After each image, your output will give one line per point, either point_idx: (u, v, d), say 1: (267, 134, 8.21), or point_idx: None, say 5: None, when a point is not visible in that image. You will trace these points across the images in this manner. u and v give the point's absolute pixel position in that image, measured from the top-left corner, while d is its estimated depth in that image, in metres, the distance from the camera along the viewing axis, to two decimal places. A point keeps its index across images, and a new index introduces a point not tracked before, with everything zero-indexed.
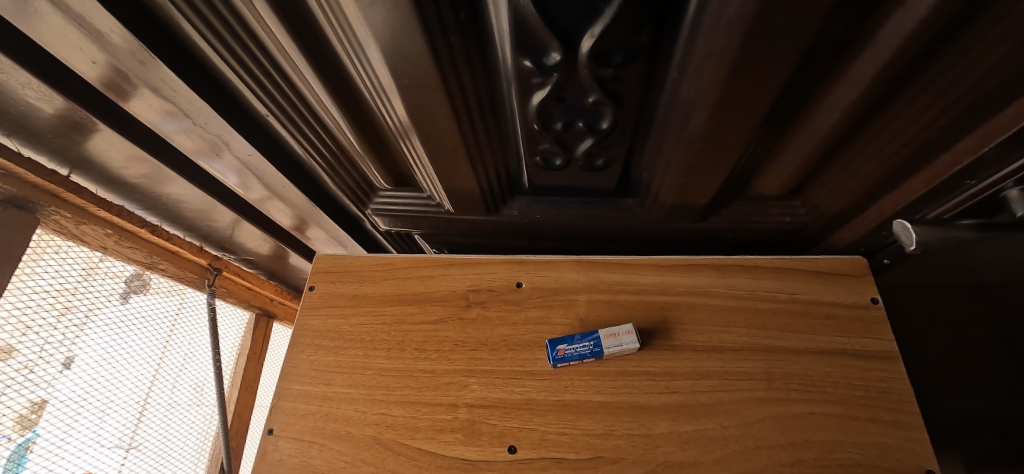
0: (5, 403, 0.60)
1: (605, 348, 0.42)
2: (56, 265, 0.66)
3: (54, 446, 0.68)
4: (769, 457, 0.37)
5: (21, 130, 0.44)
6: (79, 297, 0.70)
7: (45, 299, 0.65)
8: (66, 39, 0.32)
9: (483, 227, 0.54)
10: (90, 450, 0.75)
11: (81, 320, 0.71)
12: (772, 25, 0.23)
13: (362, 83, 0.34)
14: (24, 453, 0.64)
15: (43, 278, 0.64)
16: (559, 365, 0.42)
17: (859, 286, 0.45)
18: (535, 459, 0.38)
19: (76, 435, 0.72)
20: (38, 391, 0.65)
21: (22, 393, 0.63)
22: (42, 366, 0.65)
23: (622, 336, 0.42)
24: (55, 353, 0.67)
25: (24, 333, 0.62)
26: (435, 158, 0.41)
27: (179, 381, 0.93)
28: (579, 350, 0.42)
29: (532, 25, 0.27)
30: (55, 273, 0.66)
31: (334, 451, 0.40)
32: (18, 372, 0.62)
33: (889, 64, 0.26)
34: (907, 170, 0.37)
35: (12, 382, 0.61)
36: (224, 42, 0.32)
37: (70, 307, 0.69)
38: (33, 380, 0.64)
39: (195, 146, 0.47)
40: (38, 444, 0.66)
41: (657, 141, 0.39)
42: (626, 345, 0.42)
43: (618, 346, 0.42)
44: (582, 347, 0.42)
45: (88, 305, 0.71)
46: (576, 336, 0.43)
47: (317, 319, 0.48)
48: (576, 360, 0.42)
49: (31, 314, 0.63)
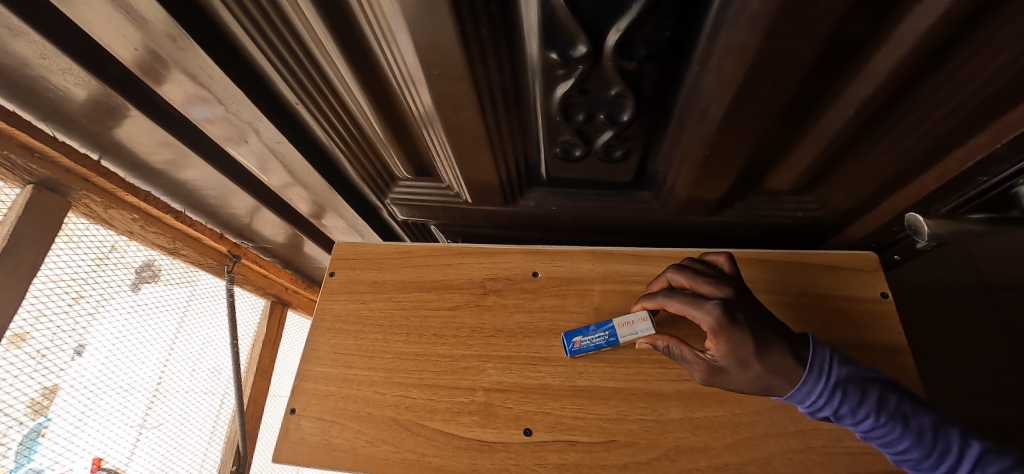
0: (18, 390, 0.61)
1: (620, 336, 0.43)
2: (68, 254, 0.64)
3: (66, 434, 0.70)
4: (778, 444, 0.38)
5: (56, 114, 0.45)
6: (91, 286, 0.70)
7: (58, 287, 0.64)
8: (112, 27, 0.33)
9: (498, 217, 0.55)
10: (101, 438, 0.77)
11: (93, 308, 0.71)
12: (793, 20, 0.24)
13: (390, 71, 0.35)
14: (35, 440, 0.65)
15: (56, 267, 0.63)
16: (576, 355, 0.43)
17: (869, 281, 0.45)
18: (549, 442, 0.40)
19: (87, 423, 0.74)
20: (49, 377, 0.65)
21: (36, 378, 0.63)
22: (53, 353, 0.65)
23: (637, 324, 0.43)
24: (67, 341, 0.67)
25: (37, 320, 0.62)
26: (457, 147, 0.42)
27: (198, 364, 0.97)
28: (595, 341, 0.43)
29: (560, 19, 0.28)
30: (68, 264, 0.64)
31: (355, 430, 0.42)
32: (32, 359, 0.62)
33: (905, 61, 0.27)
34: (921, 165, 0.38)
35: (27, 368, 0.61)
36: (260, 31, 0.33)
37: (82, 296, 0.69)
38: (45, 367, 0.64)
39: (224, 133, 0.48)
40: (49, 431, 0.67)
41: (675, 132, 0.40)
42: (640, 333, 0.42)
43: (633, 334, 0.42)
44: (597, 338, 0.43)
45: (99, 295, 0.72)
46: (591, 327, 0.44)
47: (337, 304, 0.49)
48: (593, 350, 0.43)
49: (44, 301, 0.62)
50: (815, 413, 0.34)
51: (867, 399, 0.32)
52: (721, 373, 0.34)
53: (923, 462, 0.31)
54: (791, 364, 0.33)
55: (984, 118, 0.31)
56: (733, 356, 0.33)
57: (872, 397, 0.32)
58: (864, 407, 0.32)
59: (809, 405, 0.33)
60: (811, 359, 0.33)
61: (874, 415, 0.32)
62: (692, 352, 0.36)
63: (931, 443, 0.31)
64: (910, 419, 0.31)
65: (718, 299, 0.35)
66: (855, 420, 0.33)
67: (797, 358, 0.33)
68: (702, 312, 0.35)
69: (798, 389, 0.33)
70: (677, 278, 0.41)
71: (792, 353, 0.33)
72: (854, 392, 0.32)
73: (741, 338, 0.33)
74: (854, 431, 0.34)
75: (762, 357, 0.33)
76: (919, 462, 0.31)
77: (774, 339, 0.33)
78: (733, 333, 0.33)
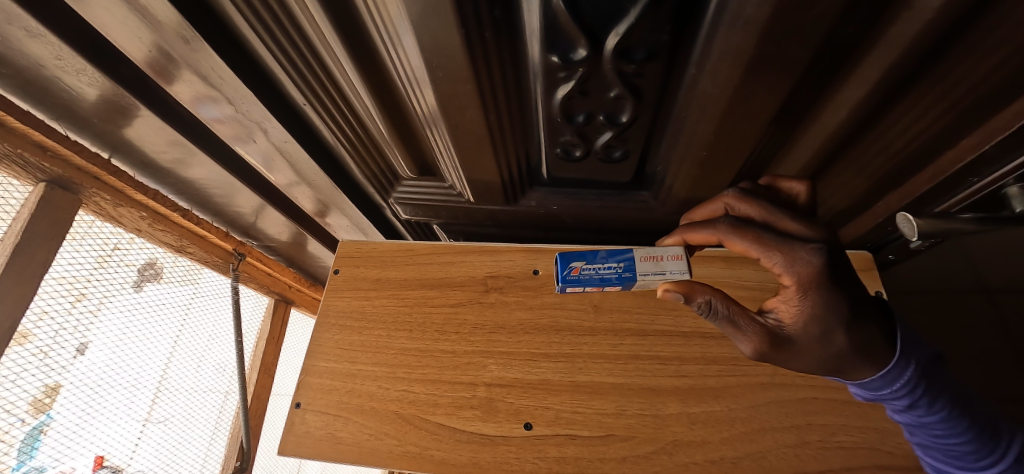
0: (22, 388, 0.61)
1: (641, 272, 0.37)
2: (72, 253, 0.65)
3: (69, 432, 0.71)
4: (774, 438, 0.39)
5: (68, 114, 0.46)
6: (94, 285, 0.71)
7: (61, 286, 0.64)
8: (127, 29, 0.34)
9: (500, 216, 0.56)
10: (104, 436, 0.78)
11: (94, 307, 0.72)
12: (785, 25, 0.25)
13: (395, 72, 0.36)
14: (38, 437, 0.66)
15: (60, 266, 0.63)
16: (569, 285, 0.39)
17: (863, 279, 0.46)
18: (549, 436, 0.40)
19: (90, 420, 0.74)
20: (52, 375, 0.66)
21: (38, 377, 0.63)
22: (56, 352, 0.65)
23: (667, 261, 0.37)
24: (69, 340, 0.67)
25: (40, 319, 0.62)
26: (461, 147, 0.43)
27: (202, 362, 0.99)
28: (601, 273, 0.38)
29: (562, 22, 0.29)
30: (72, 262, 0.65)
31: (359, 424, 0.43)
32: (35, 357, 0.62)
33: (895, 64, 0.28)
34: (914, 166, 0.39)
35: (30, 367, 0.61)
36: (271, 33, 0.34)
37: (85, 295, 0.69)
38: (47, 365, 0.64)
39: (233, 132, 0.49)
40: (52, 429, 0.68)
41: (673, 134, 0.40)
42: (671, 273, 0.37)
43: (661, 272, 0.37)
44: (605, 270, 0.37)
45: (102, 294, 0.72)
46: (600, 256, 0.38)
47: (341, 300, 0.50)
48: (596, 281, 0.38)
49: (46, 300, 0.62)
50: (885, 399, 0.32)
51: (943, 392, 0.31)
52: (785, 340, 0.29)
53: (969, 454, 0.32)
54: (877, 343, 0.30)
55: (972, 120, 0.32)
56: (817, 322, 0.29)
57: (946, 391, 0.31)
58: (940, 400, 0.31)
59: (890, 394, 0.31)
60: (902, 344, 0.31)
61: (945, 408, 0.31)
62: (746, 314, 0.30)
63: (981, 437, 0.31)
64: (971, 414, 0.31)
65: (818, 244, 0.29)
66: (922, 410, 0.32)
67: (886, 339, 0.30)
68: (797, 258, 0.29)
69: (881, 375, 0.31)
70: (742, 210, 0.34)
71: (881, 333, 0.30)
72: (935, 384, 0.31)
73: (835, 298, 0.28)
74: (909, 419, 0.33)
75: (851, 328, 0.29)
76: (962, 452, 0.32)
77: (864, 313, 0.29)
78: (829, 291, 0.28)
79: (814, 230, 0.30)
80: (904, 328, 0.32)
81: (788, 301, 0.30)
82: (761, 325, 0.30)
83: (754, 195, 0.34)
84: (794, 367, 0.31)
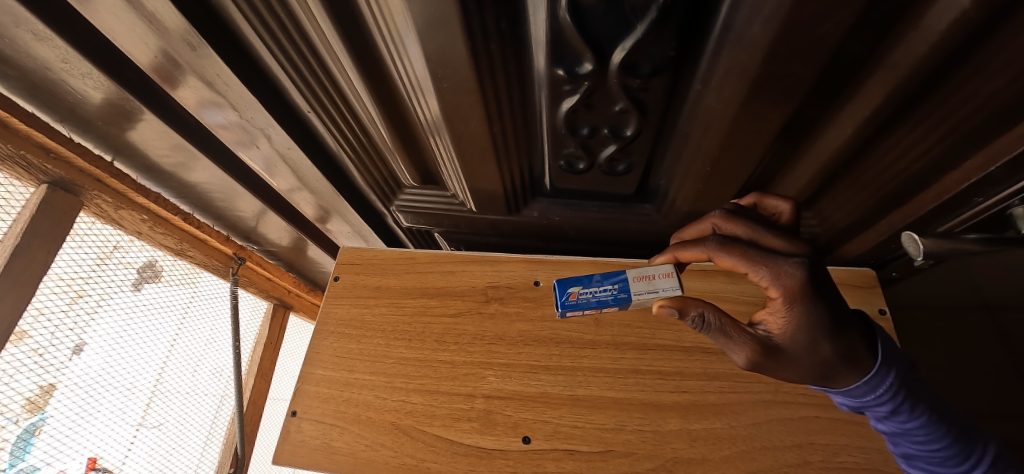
0: (15, 387, 0.60)
1: (634, 293, 0.36)
2: (72, 253, 0.65)
3: (61, 434, 0.70)
4: (775, 457, 0.38)
5: (74, 116, 0.47)
6: (91, 285, 0.70)
7: (59, 285, 0.64)
8: (134, 35, 0.35)
9: (501, 226, 0.56)
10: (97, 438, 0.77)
11: (92, 307, 0.71)
12: (792, 44, 0.25)
13: (400, 81, 0.36)
14: (29, 438, 0.65)
15: (60, 265, 0.63)
16: (570, 312, 0.37)
17: (866, 297, 0.46)
18: (547, 450, 0.40)
19: (83, 422, 0.74)
20: (48, 375, 0.65)
21: (32, 377, 0.63)
22: (53, 350, 0.65)
23: (658, 280, 0.36)
24: (66, 340, 0.67)
25: (36, 319, 0.61)
26: (464, 157, 0.43)
27: (199, 366, 0.98)
28: (598, 296, 0.36)
29: (568, 36, 0.29)
30: (71, 262, 0.65)
31: (354, 434, 0.42)
32: (31, 357, 0.62)
33: (899, 84, 0.28)
34: (918, 185, 0.38)
35: (25, 366, 0.61)
36: (278, 42, 0.34)
37: (83, 295, 0.69)
38: (43, 365, 0.64)
39: (236, 137, 0.50)
40: (45, 430, 0.67)
41: (677, 148, 0.41)
42: (664, 291, 0.36)
43: (653, 291, 0.36)
44: (601, 292, 0.36)
45: (100, 294, 0.72)
46: (594, 279, 0.37)
47: (340, 308, 0.50)
48: (595, 306, 0.37)
49: (44, 300, 0.62)
50: (868, 405, 0.32)
51: (923, 398, 0.31)
52: (776, 352, 0.30)
53: (949, 460, 0.32)
54: (862, 353, 0.31)
55: (977, 141, 0.32)
56: (803, 334, 0.30)
57: (925, 397, 0.31)
58: (919, 406, 0.31)
59: (873, 399, 0.31)
60: (883, 350, 0.31)
61: (924, 414, 0.31)
62: (736, 326, 0.31)
63: (960, 443, 0.31)
64: (949, 420, 0.32)
65: (799, 258, 0.29)
66: (904, 416, 0.32)
67: (870, 347, 0.31)
68: (782, 272, 0.29)
69: (865, 381, 0.31)
70: (728, 229, 0.34)
71: (864, 342, 0.31)
72: (914, 390, 0.31)
73: (819, 309, 0.29)
74: (892, 426, 0.33)
75: (835, 336, 0.30)
76: (943, 459, 0.32)
77: (846, 324, 0.30)
78: (812, 304, 0.29)
79: (796, 245, 0.30)
80: (883, 336, 0.33)
81: (775, 313, 0.31)
82: (753, 337, 0.30)
83: (738, 214, 0.34)
84: (786, 377, 0.32)
